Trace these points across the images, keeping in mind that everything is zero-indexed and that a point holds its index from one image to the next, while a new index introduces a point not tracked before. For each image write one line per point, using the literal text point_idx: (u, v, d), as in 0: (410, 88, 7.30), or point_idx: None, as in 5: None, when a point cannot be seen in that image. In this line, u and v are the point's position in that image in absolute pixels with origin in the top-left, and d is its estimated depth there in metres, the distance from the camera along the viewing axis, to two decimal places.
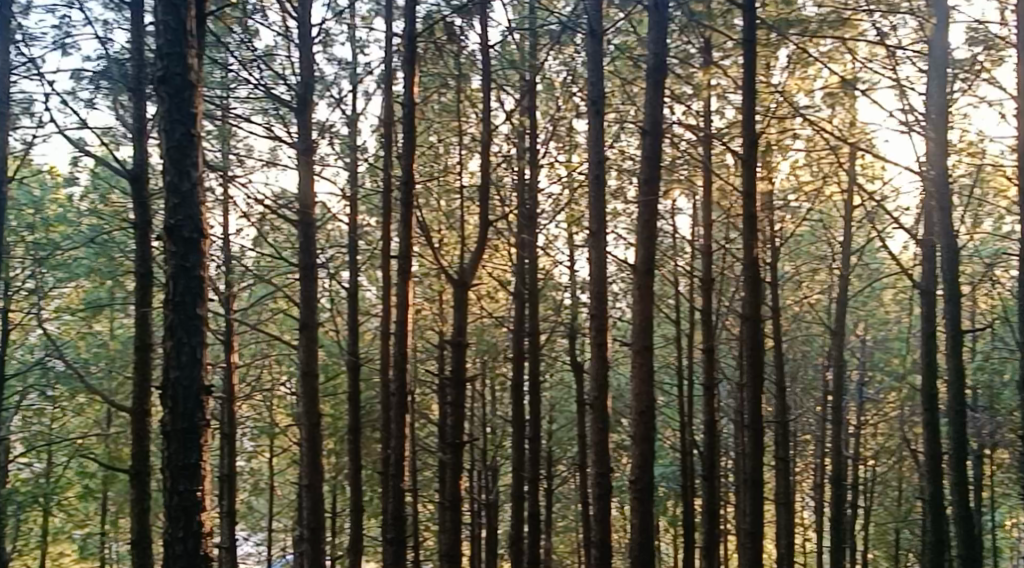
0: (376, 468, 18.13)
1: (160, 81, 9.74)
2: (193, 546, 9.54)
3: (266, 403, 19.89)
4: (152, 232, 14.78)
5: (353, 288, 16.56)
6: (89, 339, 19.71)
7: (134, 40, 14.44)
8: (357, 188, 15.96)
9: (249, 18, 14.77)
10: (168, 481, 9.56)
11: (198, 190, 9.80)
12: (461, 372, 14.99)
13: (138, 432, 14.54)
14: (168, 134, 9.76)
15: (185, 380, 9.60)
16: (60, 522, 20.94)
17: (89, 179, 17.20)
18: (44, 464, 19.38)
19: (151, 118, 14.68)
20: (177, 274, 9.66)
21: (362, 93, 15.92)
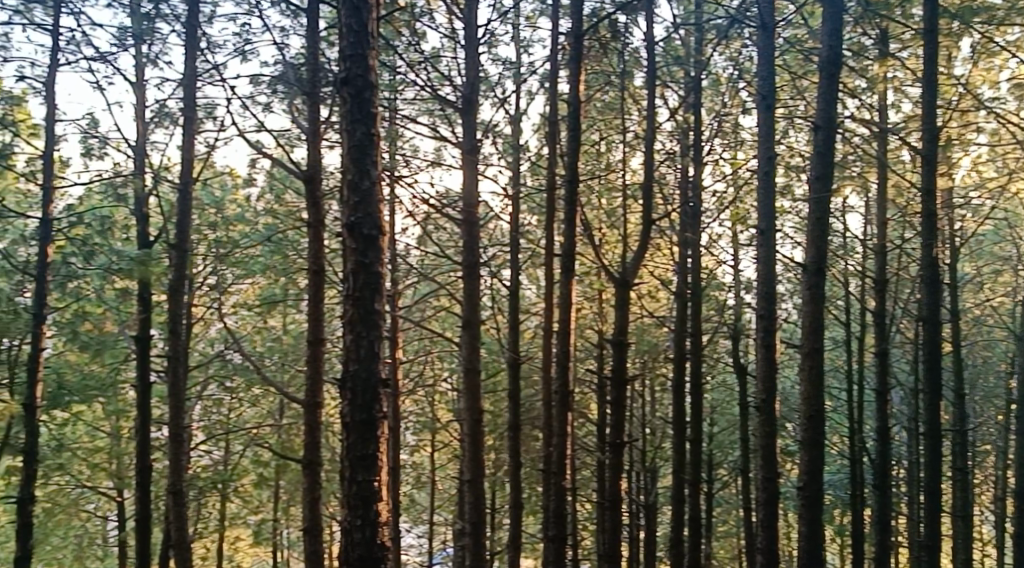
0: (537, 466, 18.23)
1: (342, 83, 10.02)
2: (370, 534, 9.79)
3: (429, 399, 20.24)
4: (325, 231, 15.20)
5: (515, 286, 16.68)
6: (264, 334, 20.44)
7: (310, 45, 14.92)
8: (520, 186, 16.09)
9: (417, 21, 15.08)
10: (347, 470, 9.82)
11: (377, 189, 10.01)
12: (623, 371, 14.94)
13: (310, 423, 15.01)
14: (349, 134, 10.02)
15: (364, 372, 9.85)
16: (235, 508, 21.83)
17: (266, 180, 17.84)
18: (221, 452, 20.23)
19: (325, 120, 15.13)
20: (356, 270, 9.90)
21: (526, 93, 16.04)
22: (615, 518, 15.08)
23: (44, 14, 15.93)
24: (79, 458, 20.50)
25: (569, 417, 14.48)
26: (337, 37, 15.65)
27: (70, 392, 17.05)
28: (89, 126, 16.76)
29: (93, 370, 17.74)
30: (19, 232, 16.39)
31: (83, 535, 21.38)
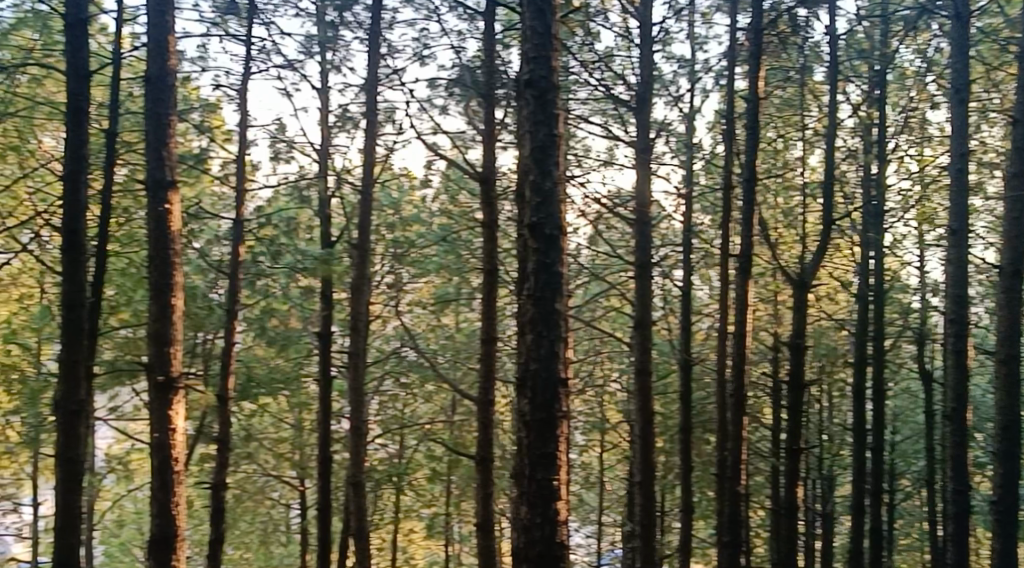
0: (709, 469, 17.97)
1: (526, 85, 10.07)
2: (550, 532, 9.85)
3: (599, 398, 20.18)
4: (499, 231, 15.31)
5: (688, 286, 16.46)
6: (438, 331, 20.77)
7: (486, 48, 15.09)
8: (694, 185, 15.88)
9: (591, 21, 15.06)
10: (526, 468, 9.89)
11: (559, 189, 10.03)
12: (801, 374, 14.57)
13: (483, 420, 15.17)
14: (532, 135, 10.06)
15: (544, 371, 9.91)
16: (410, 501, 22.41)
17: (442, 180, 18.12)
18: (396, 446, 20.76)
19: (500, 122, 15.26)
20: (539, 270, 9.94)
21: (701, 91, 15.82)
22: (791, 526, 14.77)
23: (236, 24, 16.67)
24: (265, 448, 21.42)
25: (744, 421, 14.24)
26: (513, 39, 15.80)
27: (257, 385, 17.84)
28: (275, 130, 17.40)
29: (278, 364, 18.47)
30: (214, 232, 17.15)
31: (268, 521, 22.33)
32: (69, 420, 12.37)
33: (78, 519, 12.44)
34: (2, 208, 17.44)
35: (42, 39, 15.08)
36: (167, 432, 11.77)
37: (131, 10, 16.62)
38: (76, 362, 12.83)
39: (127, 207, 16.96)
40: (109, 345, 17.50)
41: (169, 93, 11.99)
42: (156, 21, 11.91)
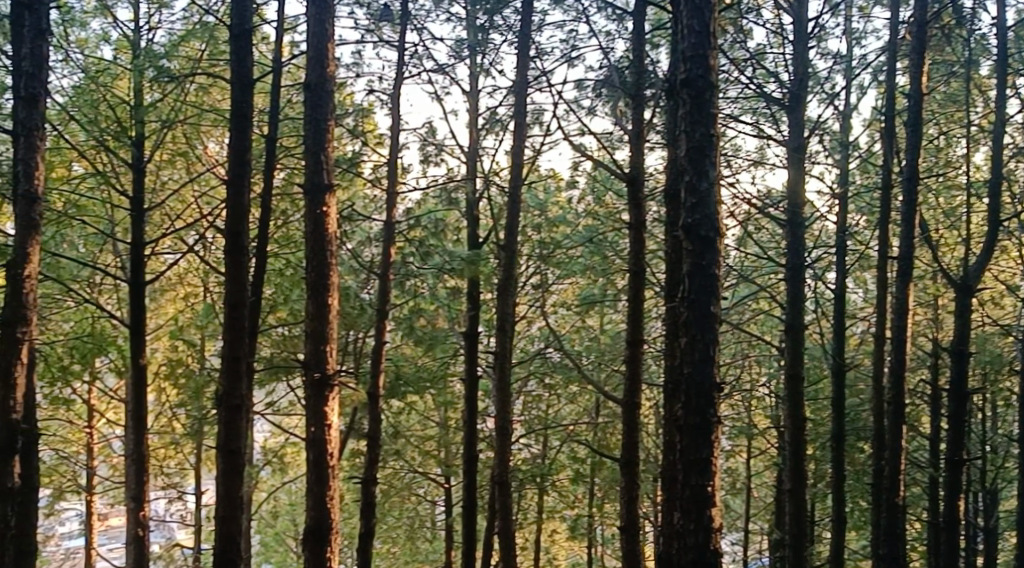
0: (863, 477, 17.46)
1: (684, 85, 10.26)
2: (704, 539, 10.00)
3: (747, 402, 19.85)
4: (646, 232, 15.17)
5: (842, 289, 16.03)
6: (584, 333, 20.73)
7: (635, 48, 14.98)
8: (849, 185, 15.43)
9: (743, 19, 14.81)
10: (681, 473, 10.07)
11: (715, 189, 10.12)
12: (963, 382, 14.04)
13: (629, 422, 15.05)
14: (690, 135, 10.19)
15: (698, 374, 10.11)
16: (555, 501, 22.48)
17: (589, 181, 18.06)
18: (540, 447, 20.79)
19: (649, 123, 15.14)
20: (695, 273, 9.97)
21: (857, 88, 15.39)
22: (951, 540, 14.24)
23: (389, 30, 16.97)
24: (412, 445, 21.77)
25: (902, 430, 13.79)
26: (662, 39, 15.66)
27: (405, 383, 18.12)
28: (425, 133, 17.64)
29: (426, 363, 18.73)
30: (365, 233, 17.47)
31: (415, 517, 22.70)
32: (231, 416, 13.40)
33: (239, 508, 13.39)
34: (169, 211, 18.16)
35: (208, 49, 15.69)
36: (322, 427, 13.14)
37: (291, 19, 17.11)
38: (238, 358, 13.45)
39: (284, 210, 17.47)
40: (267, 342, 18.11)
41: (327, 99, 13.40)
42: (316, 30, 13.37)
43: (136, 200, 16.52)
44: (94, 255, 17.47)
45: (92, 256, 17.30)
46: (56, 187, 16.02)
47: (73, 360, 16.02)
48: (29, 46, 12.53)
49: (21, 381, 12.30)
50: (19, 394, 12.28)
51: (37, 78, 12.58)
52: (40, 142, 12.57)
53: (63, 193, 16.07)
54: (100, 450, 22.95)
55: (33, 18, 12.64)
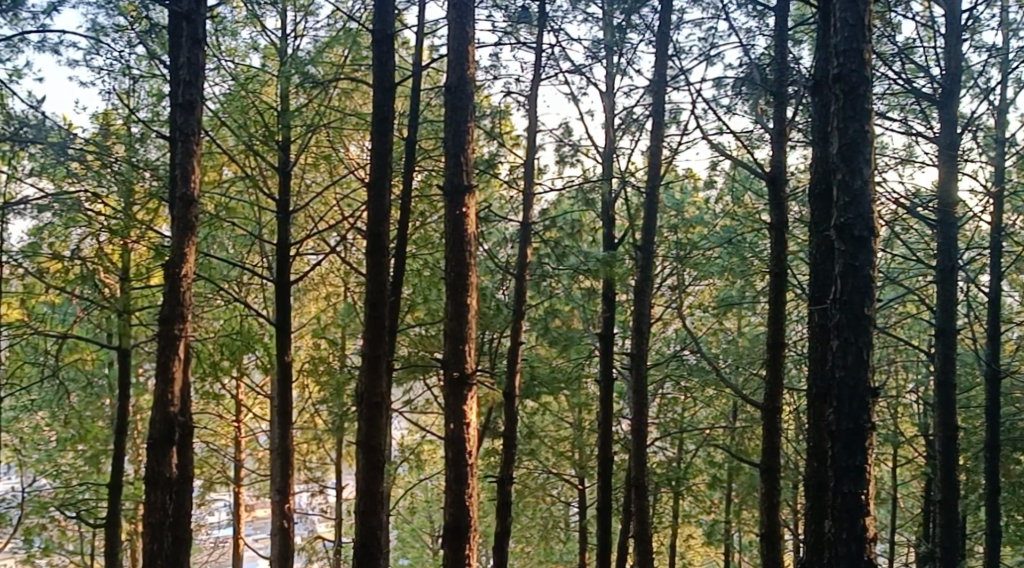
0: (1016, 488, 16.77)
1: (837, 80, 10.39)
2: (857, 549, 10.14)
3: (891, 408, 19.29)
4: (788, 233, 14.83)
5: (995, 293, 15.43)
6: (721, 335, 20.44)
7: (777, 44, 14.67)
8: (1005, 184, 14.83)
9: (891, 12, 14.37)
10: (833, 481, 10.23)
11: (870, 187, 10.30)
12: None
13: (770, 426, 14.76)
14: (843, 132, 10.37)
15: (850, 379, 10.23)
16: (690, 505, 22.22)
17: (727, 181, 17.80)
18: (675, 451, 20.53)
19: (791, 121, 14.83)
20: (846, 273, 10.28)
21: (1014, 81, 14.77)
22: None
23: (527, 31, 16.99)
24: (546, 446, 21.81)
25: None
26: (805, 34, 15.33)
27: (540, 384, 18.18)
28: (562, 134, 17.65)
29: (561, 363, 18.73)
30: (501, 234, 17.73)
31: (549, 518, 22.74)
32: (371, 413, 13.59)
33: (379, 503, 13.53)
34: (313, 214, 18.62)
35: (351, 55, 15.98)
36: (462, 425, 13.28)
37: (430, 23, 17.30)
38: (378, 356, 13.62)
39: (423, 211, 17.64)
40: (405, 342, 18.41)
41: (468, 101, 13.48)
42: (456, 35, 13.48)
43: (282, 203, 17.00)
44: (242, 256, 18.03)
45: (240, 257, 17.84)
46: (209, 191, 16.72)
47: (223, 357, 16.55)
48: (187, 55, 12.92)
49: (178, 375, 12.75)
50: (177, 389, 12.72)
51: (194, 85, 13.00)
52: (196, 147, 12.97)
53: (215, 196, 16.75)
54: (246, 443, 23.69)
55: (191, 28, 13.03)
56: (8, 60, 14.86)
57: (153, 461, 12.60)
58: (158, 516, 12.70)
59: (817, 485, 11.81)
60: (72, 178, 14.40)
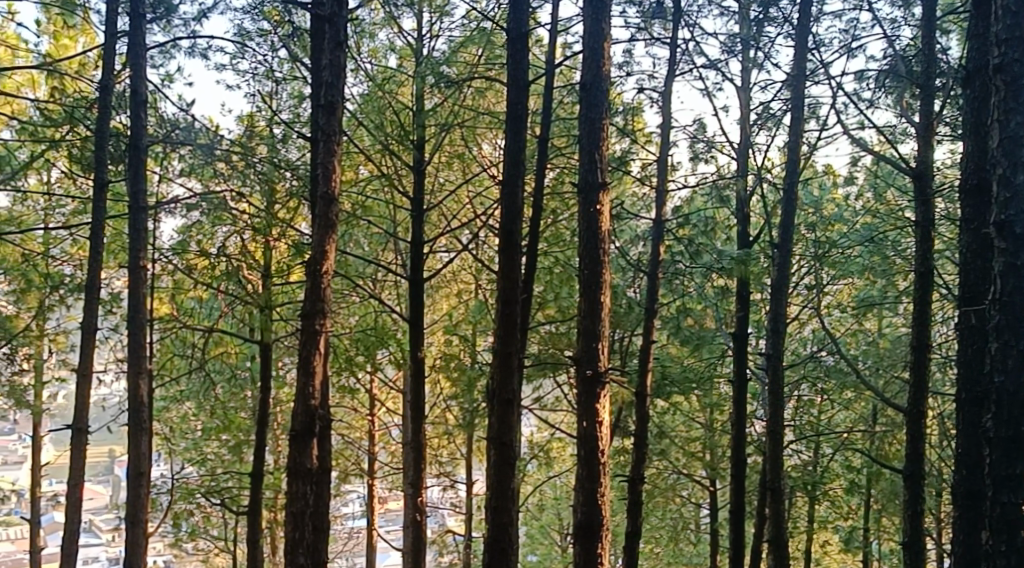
0: None
1: (997, 70, 9.99)
2: (1016, 561, 9.84)
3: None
4: (935, 231, 14.29)
5: None
6: (860, 336, 19.90)
7: (924, 35, 14.16)
8: None
9: None
10: (991, 490, 9.93)
11: None
12: None
13: (914, 431, 14.27)
14: (1003, 125, 9.97)
15: (1011, 385, 9.89)
16: (827, 509, 21.68)
17: (868, 178, 17.31)
18: (812, 454, 20.03)
19: (939, 115, 14.30)
20: (1007, 273, 9.92)
21: None
22: None
23: (661, 27, 16.80)
24: (677, 446, 21.58)
25: None
26: (953, 24, 14.77)
27: (672, 384, 17.99)
28: (696, 131, 17.41)
29: (694, 363, 18.50)
30: (633, 232, 17.53)
31: (679, 519, 22.46)
32: (503, 411, 13.57)
33: (511, 500, 13.54)
34: (446, 211, 18.76)
35: (485, 54, 16.01)
36: (594, 423, 13.19)
37: (564, 21, 17.24)
38: (510, 353, 13.59)
39: (554, 209, 17.57)
40: (537, 339, 18.38)
41: (602, 98, 13.38)
42: (592, 30, 13.39)
43: (417, 202, 17.20)
44: (377, 253, 18.29)
45: (375, 254, 18.07)
46: (346, 191, 17.01)
47: (359, 352, 16.84)
48: (329, 58, 13.11)
49: (318, 369, 12.97)
50: (317, 383, 12.93)
51: (336, 86, 13.20)
52: (337, 147, 13.16)
53: (352, 194, 17.02)
54: (381, 437, 24.05)
55: (332, 31, 13.22)
56: (161, 65, 15.34)
57: (294, 452, 12.82)
58: (299, 505, 12.91)
59: (970, 494, 11.45)
60: (218, 177, 14.85)
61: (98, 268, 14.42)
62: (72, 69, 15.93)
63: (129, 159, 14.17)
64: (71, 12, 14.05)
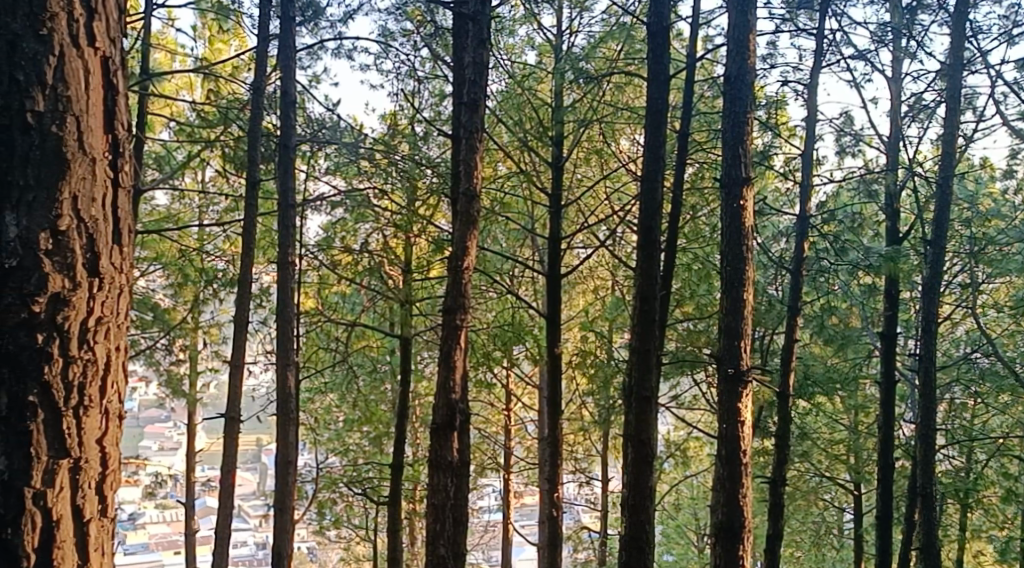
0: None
1: None
2: None
3: None
4: None
5: None
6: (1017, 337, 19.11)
7: None
8: None
9: None
10: None
11: None
12: None
13: None
14: None
15: None
16: (980, 517, 20.85)
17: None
18: (964, 459, 19.33)
19: None
20: None
21: None
22: None
23: (807, 18, 16.38)
24: (820, 448, 21.08)
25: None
26: None
27: (815, 384, 17.57)
28: (842, 124, 16.95)
29: (839, 363, 18.05)
30: (776, 228, 17.16)
31: (821, 523, 21.92)
32: (642, 408, 13.41)
33: (647, 499, 13.32)
34: (584, 206, 18.66)
35: (624, 49, 15.87)
36: (735, 424, 12.94)
37: (706, 14, 16.96)
38: (648, 350, 13.37)
39: (694, 205, 17.20)
40: (674, 337, 18.13)
41: (747, 91, 13.07)
42: (738, 22, 13.13)
43: (555, 198, 17.18)
44: (515, 249, 18.27)
45: (514, 251, 18.09)
46: (485, 187, 17.06)
47: (495, 347, 17.07)
48: (472, 55, 13.15)
49: (459, 364, 13.03)
50: (458, 377, 12.98)
51: (478, 84, 13.23)
52: (479, 144, 13.18)
53: (491, 190, 17.06)
54: (518, 432, 24.12)
55: (476, 28, 13.24)
56: (308, 66, 15.59)
57: (435, 445, 12.85)
58: (440, 497, 12.96)
59: None
60: (361, 175, 15.04)
61: (249, 263, 14.74)
62: (224, 72, 16.36)
63: (278, 157, 14.43)
64: (224, 16, 14.38)
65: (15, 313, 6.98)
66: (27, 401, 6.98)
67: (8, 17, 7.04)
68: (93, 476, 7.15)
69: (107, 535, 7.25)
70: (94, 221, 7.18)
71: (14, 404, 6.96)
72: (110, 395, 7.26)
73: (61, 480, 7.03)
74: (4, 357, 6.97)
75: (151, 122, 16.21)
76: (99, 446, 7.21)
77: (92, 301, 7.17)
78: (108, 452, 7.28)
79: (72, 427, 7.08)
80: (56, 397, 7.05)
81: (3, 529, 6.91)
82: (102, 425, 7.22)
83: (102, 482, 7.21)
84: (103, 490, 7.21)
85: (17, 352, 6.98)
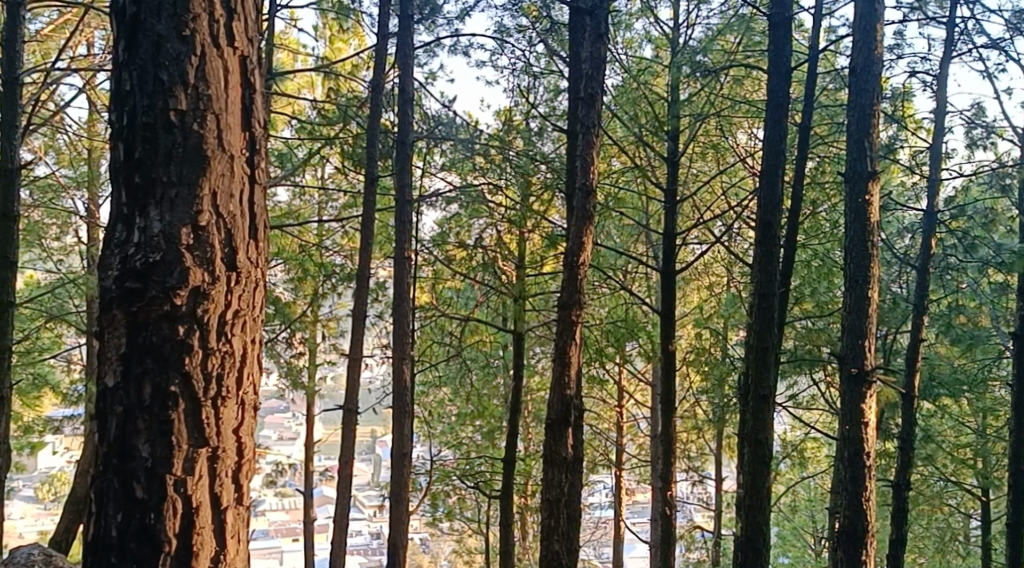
0: None
1: None
2: None
3: None
4: None
5: None
6: None
7: None
8: None
9: None
10: None
11: None
12: None
13: None
14: None
15: None
16: None
17: None
18: None
19: None
20: None
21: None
22: None
23: (936, 6, 15.81)
24: (945, 451, 20.39)
25: None
26: None
27: (940, 385, 16.99)
28: (973, 116, 16.27)
29: (965, 364, 17.42)
30: (900, 223, 16.63)
31: (944, 528, 21.21)
32: (759, 408, 13.06)
33: (765, 499, 13.01)
34: (701, 202, 18.31)
35: (743, 41, 15.53)
36: (858, 425, 12.54)
37: (830, 4, 16.51)
38: (766, 349, 13.00)
39: (814, 200, 16.65)
40: (794, 334, 17.68)
41: (874, 83, 12.60)
42: (865, 10, 12.63)
43: (670, 193, 16.92)
44: (629, 245, 18.05)
45: (628, 246, 17.84)
46: (600, 182, 16.82)
47: (609, 343, 16.87)
48: (589, 50, 12.98)
49: (575, 359, 12.88)
50: (573, 373, 12.84)
51: (596, 78, 13.04)
52: (596, 139, 13.00)
53: (605, 185, 16.85)
54: (630, 428, 23.88)
55: (593, 22, 13.05)
56: (424, 63, 15.60)
57: (550, 440, 12.75)
58: (554, 493, 12.82)
59: None
60: (475, 170, 15.00)
61: (366, 258, 14.81)
62: (343, 69, 16.50)
63: (395, 153, 14.45)
64: (343, 15, 14.50)
65: (157, 306, 7.33)
66: (169, 391, 7.32)
67: (153, 18, 7.39)
68: (229, 465, 7.42)
69: (242, 523, 7.52)
70: (231, 219, 7.46)
71: (157, 394, 7.31)
72: (246, 387, 7.52)
73: (200, 468, 7.35)
74: (147, 349, 7.33)
75: (273, 120, 16.44)
76: (235, 436, 7.47)
77: (229, 295, 7.44)
78: (244, 442, 7.53)
79: (210, 418, 7.38)
80: (196, 387, 7.36)
81: (146, 515, 7.28)
82: (239, 416, 7.48)
83: (239, 471, 7.48)
84: (239, 479, 7.47)
85: (160, 344, 7.33)
